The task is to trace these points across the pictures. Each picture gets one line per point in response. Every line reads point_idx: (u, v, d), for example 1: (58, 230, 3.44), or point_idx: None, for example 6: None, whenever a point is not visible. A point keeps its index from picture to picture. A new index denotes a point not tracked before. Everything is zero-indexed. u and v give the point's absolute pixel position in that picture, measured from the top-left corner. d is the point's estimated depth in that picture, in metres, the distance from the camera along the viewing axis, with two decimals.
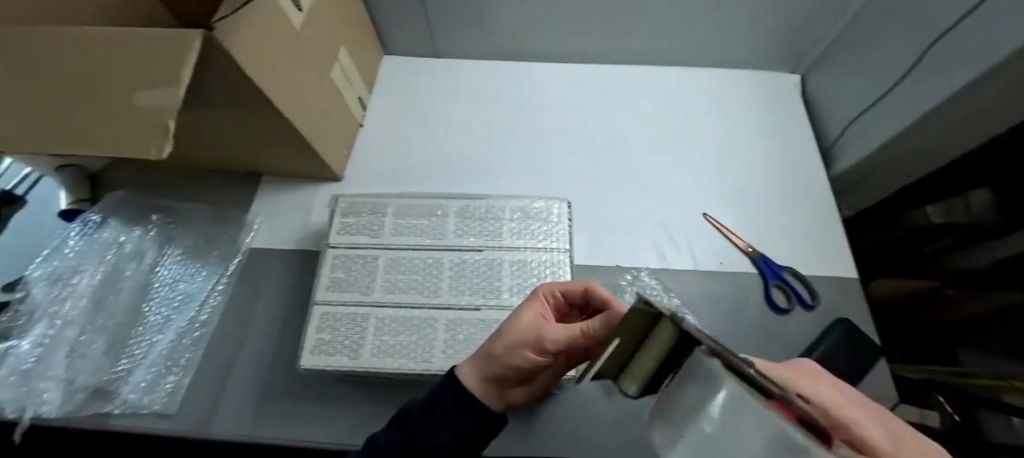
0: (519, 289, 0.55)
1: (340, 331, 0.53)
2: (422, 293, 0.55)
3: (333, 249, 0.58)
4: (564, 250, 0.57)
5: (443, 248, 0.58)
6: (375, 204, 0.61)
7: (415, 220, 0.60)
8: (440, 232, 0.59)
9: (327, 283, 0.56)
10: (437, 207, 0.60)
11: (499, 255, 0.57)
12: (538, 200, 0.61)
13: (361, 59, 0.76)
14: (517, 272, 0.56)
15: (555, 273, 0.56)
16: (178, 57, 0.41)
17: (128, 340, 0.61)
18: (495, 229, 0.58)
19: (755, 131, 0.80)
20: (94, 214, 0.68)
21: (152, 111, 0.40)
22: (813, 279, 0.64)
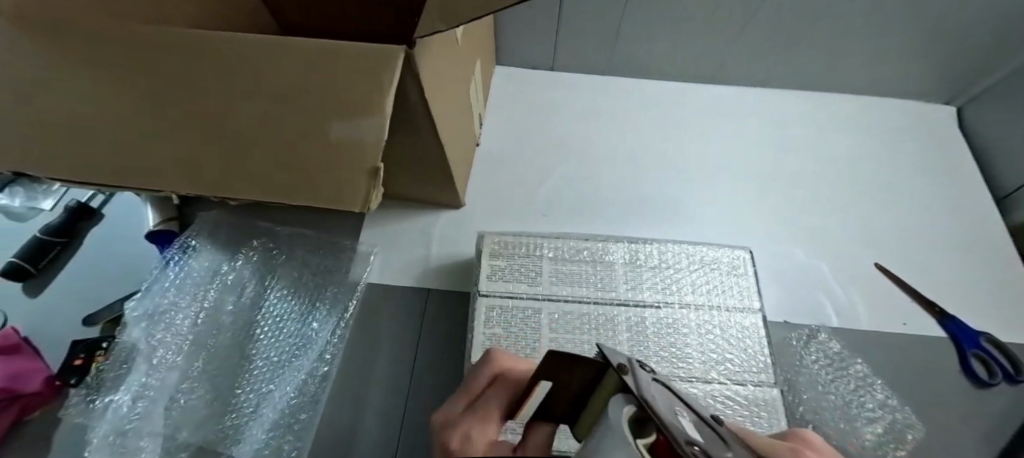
0: (711, 358, 0.47)
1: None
2: (598, 357, 0.47)
3: (485, 297, 0.49)
4: (756, 309, 0.49)
5: (616, 302, 0.49)
6: (528, 246, 0.52)
7: (578, 267, 0.51)
8: (609, 283, 0.50)
9: (484, 341, 0.47)
10: (601, 253, 0.52)
11: (682, 313, 0.49)
12: (715, 248, 0.53)
13: (484, 71, 0.68)
14: (706, 337, 0.48)
15: (749, 338, 0.48)
16: (379, 77, 0.33)
17: (234, 390, 0.52)
18: (673, 282, 0.50)
19: (911, 169, 0.72)
20: (191, 238, 0.60)
21: (354, 148, 0.32)
22: (1014, 348, 0.57)
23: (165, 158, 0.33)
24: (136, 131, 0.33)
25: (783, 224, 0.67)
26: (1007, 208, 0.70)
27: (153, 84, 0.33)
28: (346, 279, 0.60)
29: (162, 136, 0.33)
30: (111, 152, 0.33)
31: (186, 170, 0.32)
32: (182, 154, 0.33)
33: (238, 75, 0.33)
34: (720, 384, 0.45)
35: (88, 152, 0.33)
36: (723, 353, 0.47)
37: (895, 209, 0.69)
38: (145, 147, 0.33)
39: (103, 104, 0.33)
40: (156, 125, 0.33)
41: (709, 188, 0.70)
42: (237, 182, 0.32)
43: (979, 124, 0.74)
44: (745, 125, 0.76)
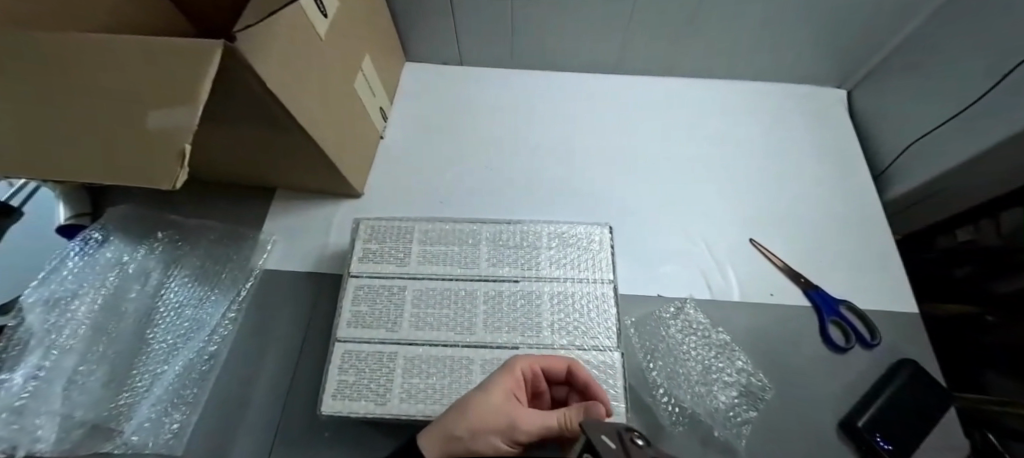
0: (560, 326, 0.50)
1: (365, 373, 0.48)
2: (455, 329, 0.50)
3: (355, 278, 0.53)
4: (608, 280, 0.53)
5: (476, 278, 0.53)
6: (400, 230, 0.56)
7: (445, 247, 0.55)
8: (472, 261, 0.54)
9: (349, 318, 0.51)
10: (468, 234, 0.56)
11: (538, 286, 0.53)
12: (576, 226, 0.57)
13: (383, 67, 0.72)
14: (558, 307, 0.51)
15: (600, 307, 0.52)
16: (196, 70, 0.36)
17: (130, 371, 0.54)
18: (532, 258, 0.54)
19: (799, 150, 0.75)
20: (95, 231, 0.63)
21: (164, 135, 0.35)
22: (873, 315, 0.60)
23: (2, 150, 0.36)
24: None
25: (670, 202, 0.70)
26: (887, 184, 0.73)
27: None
28: (246, 265, 0.64)
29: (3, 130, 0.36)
30: None
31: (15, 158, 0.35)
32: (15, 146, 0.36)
33: (72, 72, 0.37)
34: (564, 350, 0.49)
35: None
36: (571, 322, 0.50)
37: (781, 186, 0.72)
38: None
39: None
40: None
41: (601, 171, 0.73)
42: (54, 166, 0.35)
43: (867, 106, 0.78)
44: (642, 111, 0.80)
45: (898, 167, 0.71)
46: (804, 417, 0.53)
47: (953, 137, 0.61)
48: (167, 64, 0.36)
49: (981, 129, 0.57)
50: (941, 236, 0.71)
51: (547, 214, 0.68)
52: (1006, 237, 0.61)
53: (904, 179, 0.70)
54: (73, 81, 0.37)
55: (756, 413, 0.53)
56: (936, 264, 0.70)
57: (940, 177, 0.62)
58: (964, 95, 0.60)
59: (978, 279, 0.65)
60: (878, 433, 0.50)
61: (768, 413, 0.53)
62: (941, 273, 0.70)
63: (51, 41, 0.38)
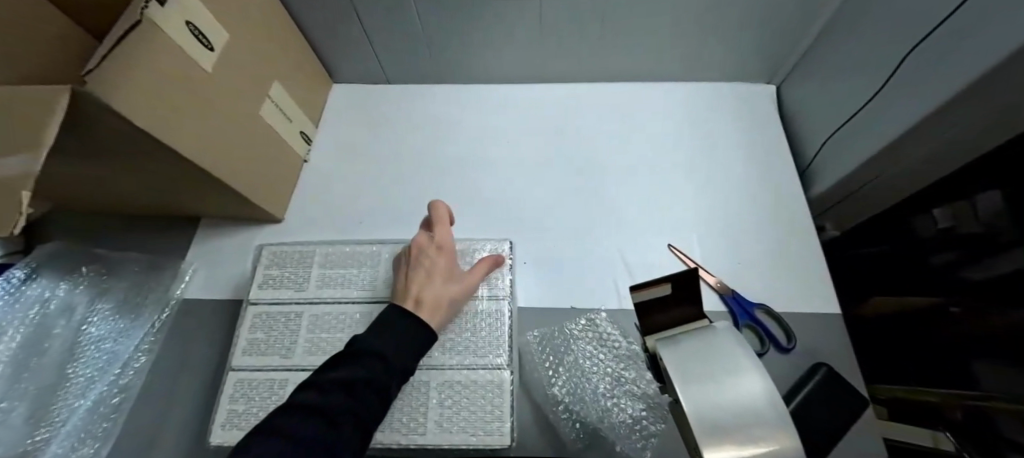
0: (451, 346, 0.50)
1: (255, 401, 0.48)
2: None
3: (255, 306, 0.54)
4: (505, 296, 0.53)
5: (373, 300, 0.53)
6: (301, 255, 0.57)
7: (344, 270, 0.55)
8: (370, 283, 0.54)
9: (245, 346, 0.51)
10: (368, 256, 0.56)
11: None
12: (477, 242, 0.56)
13: (302, 93, 0.74)
14: (451, 327, 0.51)
15: (494, 325, 0.51)
16: (44, 116, 0.37)
17: (50, 406, 0.55)
18: None
19: (724, 150, 0.74)
20: (20, 268, 0.64)
21: (9, 182, 0.36)
22: (792, 317, 0.58)
23: None
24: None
25: (588, 209, 0.70)
26: (813, 180, 0.72)
27: None
28: (165, 296, 0.65)
29: None
30: None
31: None
32: None
33: None
34: (453, 370, 0.48)
35: None
36: (461, 341, 0.50)
37: (704, 188, 0.70)
38: None
39: None
40: None
41: (522, 182, 0.73)
42: None
43: (793, 101, 0.76)
44: (564, 119, 0.79)
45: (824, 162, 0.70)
46: None
47: (867, 127, 0.59)
48: (18, 111, 0.38)
49: (890, 117, 0.55)
50: (913, 218, 0.62)
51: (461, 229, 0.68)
52: (986, 222, 0.49)
53: (827, 174, 0.68)
54: None
55: (664, 426, 0.51)
56: (914, 253, 0.62)
57: (858, 170, 0.61)
58: (875, 84, 0.58)
59: (954, 269, 0.55)
60: None
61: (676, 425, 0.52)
62: (919, 262, 0.61)
63: None
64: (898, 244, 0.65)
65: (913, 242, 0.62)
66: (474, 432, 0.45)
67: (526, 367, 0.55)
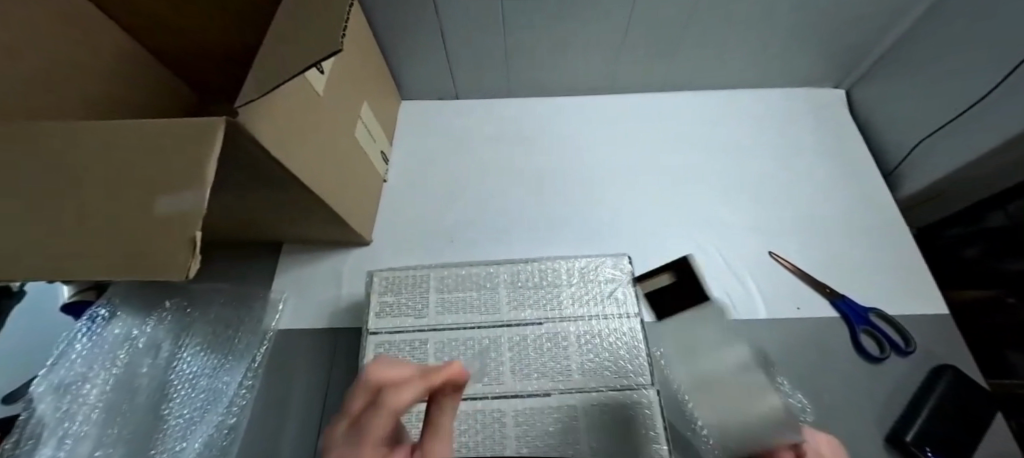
0: (590, 368, 0.49)
1: None
2: (484, 380, 0.49)
3: (375, 335, 0.52)
4: (635, 314, 0.52)
5: (499, 324, 0.52)
6: (415, 279, 0.55)
7: (463, 294, 0.54)
8: (493, 306, 0.53)
9: None
10: (485, 278, 0.55)
11: (562, 327, 0.51)
12: (595, 259, 0.56)
13: (381, 112, 0.72)
14: (586, 348, 0.50)
15: (629, 344, 0.50)
16: (199, 150, 0.35)
17: (149, 453, 0.52)
18: (553, 298, 0.53)
19: (806, 155, 0.75)
20: (101, 306, 0.61)
21: (175, 221, 0.33)
22: (905, 319, 0.59)
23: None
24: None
25: (681, 218, 0.69)
26: (897, 182, 0.73)
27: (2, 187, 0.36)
28: (257, 327, 0.62)
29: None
30: None
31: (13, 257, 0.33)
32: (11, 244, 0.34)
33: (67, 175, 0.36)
34: (598, 392, 0.47)
35: None
36: (598, 362, 0.49)
37: (792, 193, 0.71)
38: None
39: None
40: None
41: (609, 192, 0.72)
42: (51, 262, 0.33)
43: (868, 105, 0.78)
44: (641, 127, 0.79)
45: (907, 165, 0.71)
46: (848, 434, 0.52)
47: (964, 131, 0.61)
48: (174, 145, 0.35)
49: (993, 123, 0.56)
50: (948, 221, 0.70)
51: (558, 244, 0.67)
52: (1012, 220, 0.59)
53: (915, 176, 0.69)
54: (75, 175, 0.36)
55: None
56: (946, 251, 0.70)
57: (955, 172, 0.62)
58: (969, 90, 0.60)
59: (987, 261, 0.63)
60: (927, 447, 0.49)
61: None
62: (948, 259, 0.69)
63: (49, 137, 0.38)
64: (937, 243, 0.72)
65: (948, 243, 0.70)
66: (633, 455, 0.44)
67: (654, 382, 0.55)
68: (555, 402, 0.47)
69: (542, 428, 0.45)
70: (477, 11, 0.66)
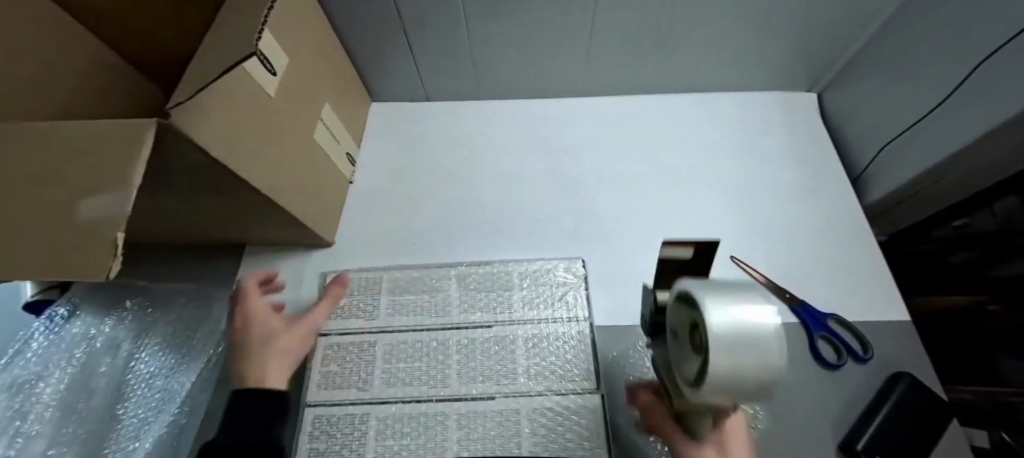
0: (537, 372, 0.48)
1: (337, 438, 0.45)
2: (430, 382, 0.48)
3: (324, 337, 0.52)
4: (585, 319, 0.52)
5: (449, 326, 0.52)
6: (369, 281, 0.55)
7: (414, 297, 0.54)
8: (444, 308, 0.53)
9: (319, 379, 0.49)
10: (438, 280, 0.55)
11: (511, 330, 0.51)
12: (549, 262, 0.56)
13: (347, 114, 0.73)
14: (534, 351, 0.50)
15: (577, 348, 0.50)
16: (128, 154, 0.35)
17: (100, 452, 0.53)
18: (504, 301, 0.53)
19: (774, 159, 0.74)
20: (62, 305, 0.62)
21: (98, 224, 0.34)
22: (865, 326, 0.58)
23: None
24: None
25: (645, 222, 0.69)
26: (866, 186, 0.72)
27: None
28: (217, 328, 0.62)
29: None
30: None
31: None
32: None
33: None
34: (543, 396, 0.47)
35: None
36: (545, 364, 0.49)
37: (758, 197, 0.71)
38: None
39: None
40: None
41: (574, 195, 0.72)
42: None
43: (839, 108, 0.77)
44: (610, 131, 0.79)
45: (875, 169, 0.70)
46: (802, 442, 0.51)
47: (925, 137, 0.60)
48: (103, 148, 0.36)
49: (953, 128, 0.55)
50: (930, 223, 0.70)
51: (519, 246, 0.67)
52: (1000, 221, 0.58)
53: (882, 180, 0.69)
54: (3, 178, 0.36)
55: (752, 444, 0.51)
56: (936, 253, 0.69)
57: (918, 177, 0.61)
58: (931, 94, 0.59)
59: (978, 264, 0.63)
60: (875, 455, 0.48)
61: (767, 444, 0.51)
62: (937, 263, 0.69)
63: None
64: (923, 246, 0.71)
65: (935, 245, 0.69)
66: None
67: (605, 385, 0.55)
68: (499, 406, 0.46)
69: (483, 432, 0.45)
70: (440, 14, 0.66)
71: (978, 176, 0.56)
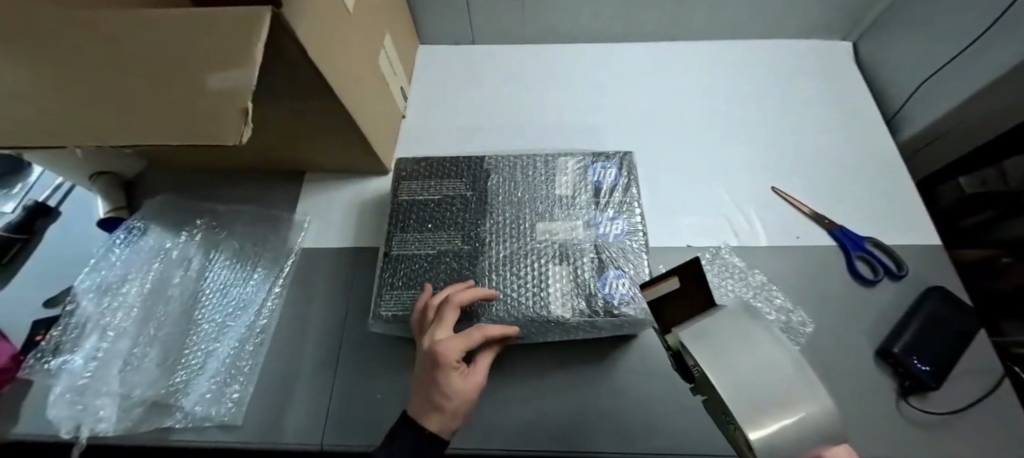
0: (598, 250, 0.53)
1: (417, 304, 0.50)
2: (502, 261, 0.53)
3: (393, 229, 0.56)
4: (638, 211, 0.56)
5: (511, 215, 0.56)
6: (431, 180, 0.59)
7: (473, 195, 0.59)
8: (505, 202, 0.57)
9: (394, 259, 0.54)
10: (491, 181, 0.59)
11: (573, 219, 0.55)
12: (605, 162, 0.60)
13: (401, 47, 0.76)
14: (595, 237, 0.54)
15: (633, 234, 0.54)
16: (244, 32, 0.36)
17: (183, 350, 0.56)
18: (561, 196, 0.57)
19: (812, 103, 0.77)
20: (136, 221, 0.66)
21: (226, 96, 0.36)
22: (899, 249, 0.62)
23: (80, 129, 0.38)
24: (49, 115, 0.39)
25: (686, 155, 0.73)
26: (898, 129, 0.75)
27: (58, 71, 0.39)
28: (283, 245, 0.66)
29: (77, 111, 0.39)
30: (39, 128, 0.40)
31: (102, 133, 0.38)
32: (91, 122, 0.39)
33: (119, 57, 0.38)
34: (604, 270, 0.51)
35: (22, 134, 0.40)
36: (605, 251, 0.53)
37: (796, 135, 0.74)
38: (64, 124, 0.39)
39: (31, 92, 0.40)
40: (70, 99, 0.39)
41: (619, 130, 0.75)
42: (130, 136, 0.37)
43: (872, 55, 0.80)
44: (654, 74, 0.82)
45: (907, 111, 0.73)
46: (841, 348, 0.56)
47: (958, 75, 0.63)
48: (217, 28, 0.37)
49: (986, 63, 0.58)
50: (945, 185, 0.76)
51: (558, 172, 0.59)
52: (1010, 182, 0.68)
53: (916, 121, 0.72)
54: (127, 58, 0.38)
55: (798, 348, 0.55)
56: (946, 216, 0.74)
57: (949, 115, 0.64)
58: (967, 31, 0.61)
59: (992, 225, 0.68)
60: (914, 356, 0.51)
61: (808, 348, 0.55)
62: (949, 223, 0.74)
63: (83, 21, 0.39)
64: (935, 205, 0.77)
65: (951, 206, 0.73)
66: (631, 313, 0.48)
67: None
68: (571, 281, 0.51)
69: (555, 299, 0.50)
70: None
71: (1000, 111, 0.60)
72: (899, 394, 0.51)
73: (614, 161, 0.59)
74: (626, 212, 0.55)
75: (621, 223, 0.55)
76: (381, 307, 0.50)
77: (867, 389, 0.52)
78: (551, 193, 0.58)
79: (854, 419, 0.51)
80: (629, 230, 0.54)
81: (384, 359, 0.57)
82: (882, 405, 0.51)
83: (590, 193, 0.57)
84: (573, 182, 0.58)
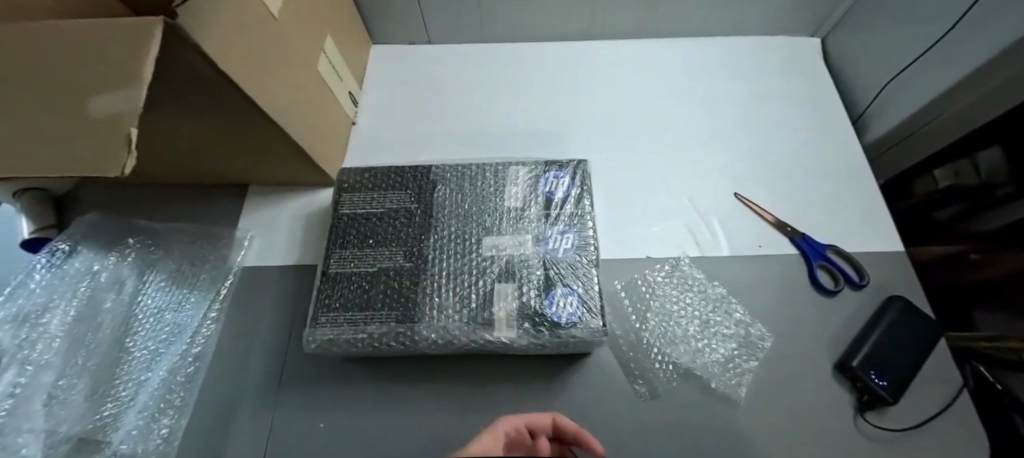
0: (546, 266, 0.50)
1: (353, 324, 0.47)
2: (445, 276, 0.50)
3: (332, 245, 0.53)
4: (590, 223, 0.53)
5: (457, 228, 0.53)
6: (374, 192, 0.56)
7: (418, 206, 0.55)
8: (452, 214, 0.54)
9: (332, 277, 0.51)
10: (438, 192, 0.56)
11: (522, 232, 0.53)
12: (557, 171, 0.57)
13: (348, 50, 0.71)
14: (543, 252, 0.51)
15: (584, 247, 0.51)
16: (129, 46, 0.32)
17: (112, 381, 0.53)
18: (510, 208, 0.55)
19: (778, 102, 0.75)
20: (62, 241, 0.62)
21: (110, 120, 0.32)
22: (860, 256, 0.60)
23: None
24: None
25: (649, 161, 0.70)
26: (865, 129, 0.73)
27: None
28: (223, 264, 0.62)
29: None
30: None
31: None
32: None
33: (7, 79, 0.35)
34: (552, 287, 0.49)
35: None
36: (554, 267, 0.50)
37: (760, 138, 0.71)
38: None
39: None
40: None
41: (580, 135, 0.72)
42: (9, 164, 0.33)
43: (841, 53, 0.77)
44: (620, 73, 0.79)
45: (874, 111, 0.71)
46: (799, 360, 0.54)
47: (925, 74, 0.61)
48: (104, 42, 0.33)
49: (952, 62, 0.56)
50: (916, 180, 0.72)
51: (509, 182, 0.57)
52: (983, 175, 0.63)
53: (883, 122, 0.70)
54: (15, 80, 0.35)
55: (757, 362, 0.54)
56: (918, 210, 0.72)
57: (915, 116, 0.62)
58: (934, 29, 0.59)
59: (964, 217, 0.66)
60: (873, 369, 0.50)
61: (767, 362, 0.54)
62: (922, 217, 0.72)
63: None
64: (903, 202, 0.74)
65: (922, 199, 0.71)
66: (578, 333, 0.46)
67: (608, 300, 0.59)
68: (517, 299, 0.48)
69: (498, 318, 0.47)
70: None
71: (951, 122, 0.59)
72: (857, 411, 0.50)
73: (567, 170, 0.57)
74: (577, 225, 0.53)
75: (572, 237, 0.52)
76: (315, 327, 0.48)
77: (824, 404, 0.51)
78: (500, 204, 0.55)
79: (809, 436, 0.49)
80: (580, 244, 0.52)
81: (326, 384, 0.54)
82: (838, 420, 0.50)
83: (541, 205, 0.54)
84: (524, 194, 0.56)
